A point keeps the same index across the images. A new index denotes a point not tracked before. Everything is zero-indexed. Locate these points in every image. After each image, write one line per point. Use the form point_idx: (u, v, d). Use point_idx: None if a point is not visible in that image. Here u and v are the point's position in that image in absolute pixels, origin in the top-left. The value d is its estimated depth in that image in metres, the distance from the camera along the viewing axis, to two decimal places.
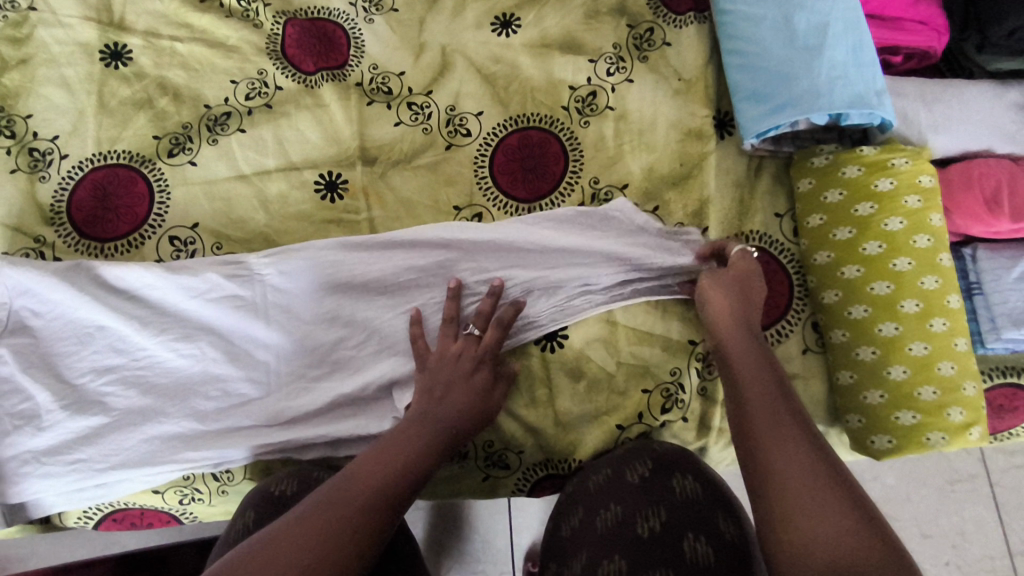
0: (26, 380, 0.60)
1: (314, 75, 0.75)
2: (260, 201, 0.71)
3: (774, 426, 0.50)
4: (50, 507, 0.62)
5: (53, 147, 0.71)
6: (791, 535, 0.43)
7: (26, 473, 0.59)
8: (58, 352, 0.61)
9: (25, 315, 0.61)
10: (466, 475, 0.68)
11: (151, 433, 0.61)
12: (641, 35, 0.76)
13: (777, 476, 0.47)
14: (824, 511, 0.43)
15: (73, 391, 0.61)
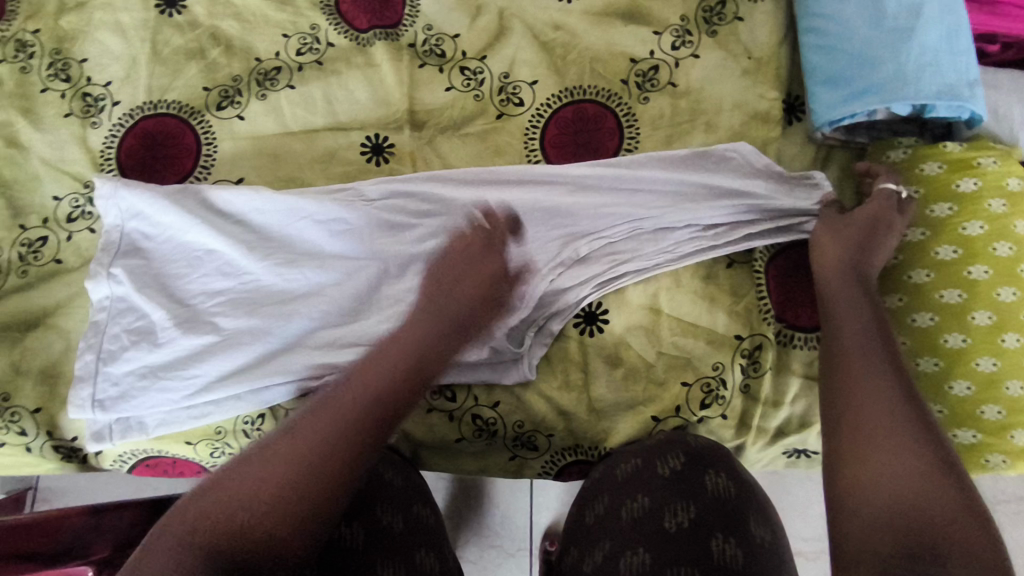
0: (142, 297, 0.63)
1: (367, 33, 0.73)
2: (306, 160, 0.70)
3: (866, 376, 0.49)
4: (151, 429, 0.63)
5: (106, 93, 0.71)
6: (855, 489, 0.44)
7: (142, 386, 0.61)
8: (124, 289, 0.64)
9: (136, 237, 0.66)
10: (492, 452, 0.66)
11: (222, 362, 0.62)
12: (712, 8, 0.72)
13: (856, 422, 0.47)
14: (904, 466, 0.43)
15: (139, 326, 0.63)
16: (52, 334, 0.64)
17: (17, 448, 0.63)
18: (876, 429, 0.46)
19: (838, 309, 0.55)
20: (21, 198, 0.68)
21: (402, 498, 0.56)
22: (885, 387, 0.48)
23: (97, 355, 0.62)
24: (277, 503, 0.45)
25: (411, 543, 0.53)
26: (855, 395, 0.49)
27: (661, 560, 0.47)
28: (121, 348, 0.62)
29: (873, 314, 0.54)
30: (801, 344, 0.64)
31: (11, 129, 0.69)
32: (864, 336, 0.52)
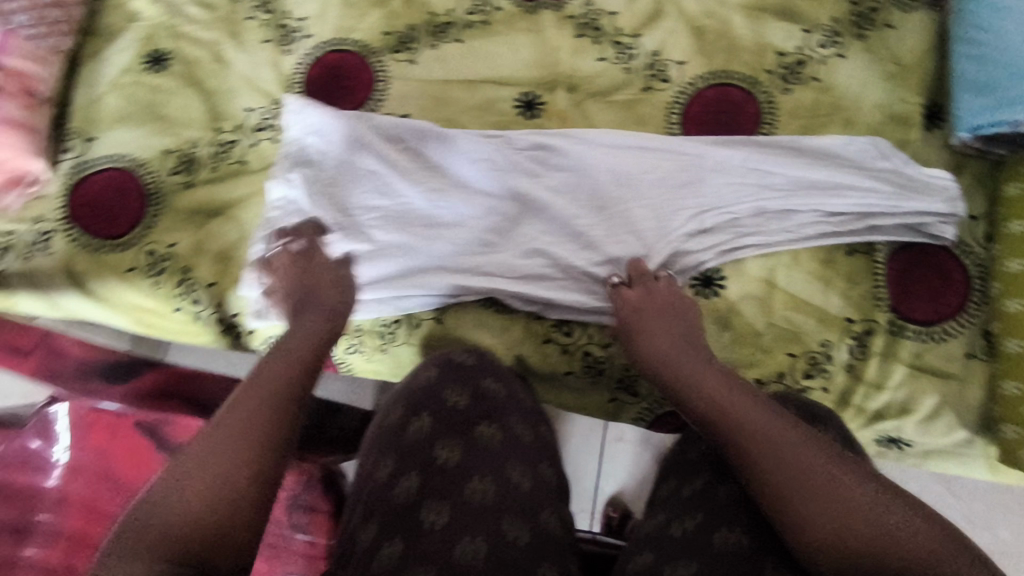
0: (308, 203, 0.70)
1: (533, 1, 0.80)
2: (464, 107, 0.77)
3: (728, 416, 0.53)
4: None
5: (300, 27, 0.80)
6: (812, 509, 0.46)
7: None
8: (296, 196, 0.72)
9: (309, 150, 0.72)
10: (594, 392, 0.72)
11: (375, 269, 0.70)
12: (863, 14, 0.75)
13: (756, 443, 0.50)
14: (828, 474, 0.47)
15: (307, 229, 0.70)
16: (229, 223, 0.74)
17: (189, 315, 0.73)
18: (806, 458, 0.48)
19: (692, 370, 0.59)
20: (221, 106, 0.78)
21: (530, 413, 0.59)
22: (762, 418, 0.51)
23: (268, 246, 0.71)
24: (177, 497, 0.46)
25: (536, 457, 0.55)
26: (740, 424, 0.52)
27: (729, 505, 0.52)
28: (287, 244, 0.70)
29: (707, 367, 0.59)
30: (911, 335, 0.66)
31: (219, 48, 0.80)
32: (713, 385, 0.56)
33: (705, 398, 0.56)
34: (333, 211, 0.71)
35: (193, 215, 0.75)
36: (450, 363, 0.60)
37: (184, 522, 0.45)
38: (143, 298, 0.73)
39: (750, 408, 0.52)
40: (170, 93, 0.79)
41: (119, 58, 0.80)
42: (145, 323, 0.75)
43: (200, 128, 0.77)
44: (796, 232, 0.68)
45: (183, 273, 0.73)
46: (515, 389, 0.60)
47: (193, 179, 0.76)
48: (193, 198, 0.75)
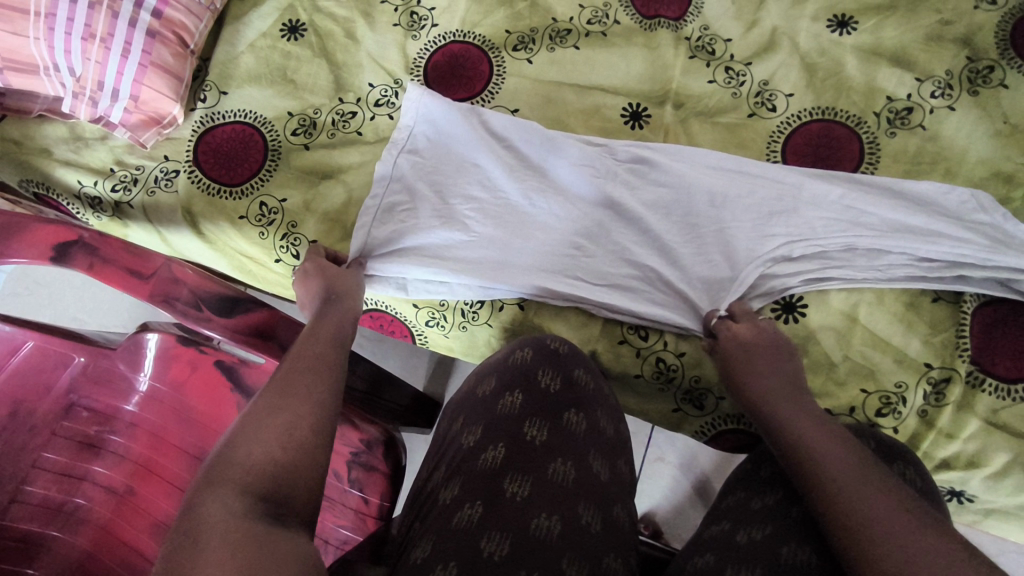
0: (417, 185, 0.76)
1: (651, 19, 0.83)
2: (573, 109, 0.80)
3: (817, 447, 0.55)
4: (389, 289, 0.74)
5: (428, 15, 0.85)
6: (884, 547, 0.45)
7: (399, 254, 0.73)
8: (399, 181, 0.76)
9: (420, 138, 0.77)
10: (660, 398, 0.73)
11: (466, 254, 0.73)
12: (978, 71, 0.76)
13: (837, 470, 0.52)
14: (890, 506, 0.48)
15: (409, 209, 0.75)
16: (338, 187, 0.79)
17: (288, 268, 0.78)
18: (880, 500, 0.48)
19: (787, 402, 0.61)
20: (345, 79, 0.83)
21: (612, 409, 0.61)
22: (852, 455, 0.53)
23: (371, 223, 0.74)
24: (257, 441, 0.46)
25: (618, 450, 0.58)
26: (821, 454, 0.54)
27: (805, 522, 0.53)
28: (390, 220, 0.74)
29: (790, 415, 0.59)
30: (989, 389, 0.65)
31: (351, 25, 0.86)
32: (800, 416, 0.59)
33: (801, 428, 0.58)
34: (434, 196, 0.75)
35: (305, 174, 0.80)
36: (544, 348, 0.63)
37: (262, 455, 0.45)
38: (249, 245, 0.78)
39: (843, 443, 0.55)
40: (301, 61, 0.84)
41: (260, 23, 0.86)
42: (245, 268, 0.82)
43: (323, 95, 0.83)
44: (883, 273, 0.69)
45: (285, 228, 0.77)
46: (600, 385, 0.62)
47: (310, 142, 0.81)
48: (308, 159, 0.80)
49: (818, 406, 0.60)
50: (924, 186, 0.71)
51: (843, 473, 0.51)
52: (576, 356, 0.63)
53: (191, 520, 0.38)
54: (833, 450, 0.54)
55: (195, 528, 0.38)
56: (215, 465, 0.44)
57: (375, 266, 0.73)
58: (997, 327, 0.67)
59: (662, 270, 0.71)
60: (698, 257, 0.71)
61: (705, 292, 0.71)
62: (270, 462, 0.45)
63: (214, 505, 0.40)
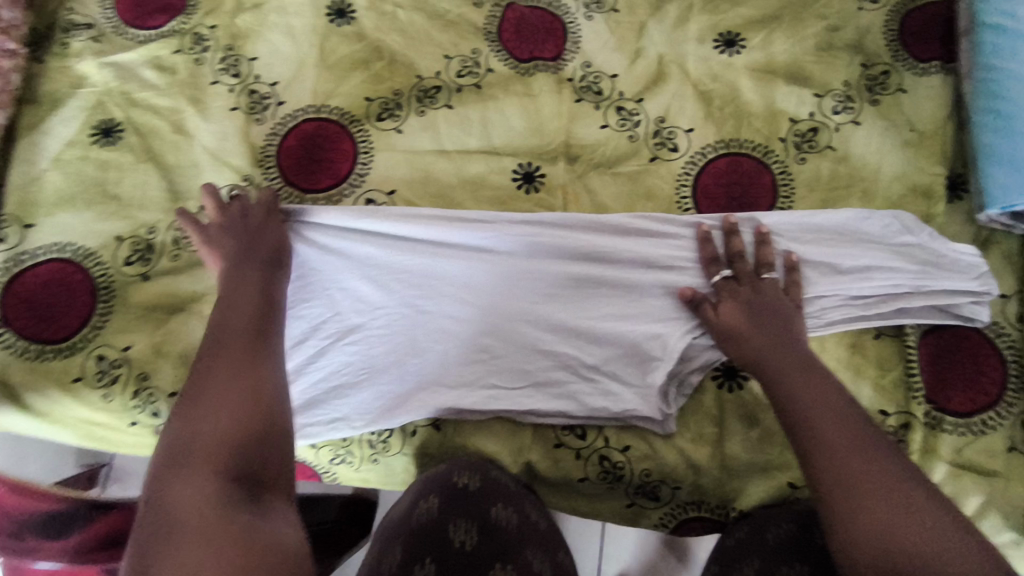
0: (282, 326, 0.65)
1: (527, 63, 0.75)
2: (458, 180, 0.70)
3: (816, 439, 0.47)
4: None
5: (271, 92, 0.72)
6: (871, 517, 0.42)
7: None
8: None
9: None
10: (610, 497, 0.65)
11: (360, 383, 0.64)
12: (874, 77, 0.72)
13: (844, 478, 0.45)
14: (891, 484, 0.43)
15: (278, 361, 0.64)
16: (196, 320, 0.65)
17: (147, 429, 0.63)
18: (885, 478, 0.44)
19: (777, 371, 0.53)
20: (181, 184, 0.69)
21: (544, 542, 0.55)
22: (858, 446, 0.46)
23: None
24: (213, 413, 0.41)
25: None
26: (816, 450, 0.47)
27: None
28: None
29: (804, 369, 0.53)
30: (950, 428, 0.61)
31: (179, 116, 0.71)
32: (795, 379, 0.52)
33: (804, 407, 0.50)
34: (306, 334, 0.65)
35: (150, 310, 0.66)
36: (450, 490, 0.55)
37: (230, 428, 0.41)
38: (93, 412, 0.63)
39: (834, 434, 0.47)
40: (123, 169, 0.70)
41: (63, 130, 0.71)
42: (95, 438, 0.65)
43: (158, 209, 0.68)
44: (822, 316, 0.63)
45: (136, 382, 0.63)
46: (524, 514, 0.56)
47: (150, 271, 0.67)
48: (151, 292, 0.66)
49: (807, 374, 0.52)
50: (841, 214, 0.66)
51: (848, 444, 0.46)
52: (486, 492, 0.55)
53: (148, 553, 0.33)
54: (838, 413, 0.48)
55: (163, 553, 0.33)
56: (174, 452, 0.39)
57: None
58: (956, 350, 0.63)
59: (585, 358, 0.63)
60: (622, 331, 0.63)
61: (637, 372, 0.62)
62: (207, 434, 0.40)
63: (182, 497, 0.36)
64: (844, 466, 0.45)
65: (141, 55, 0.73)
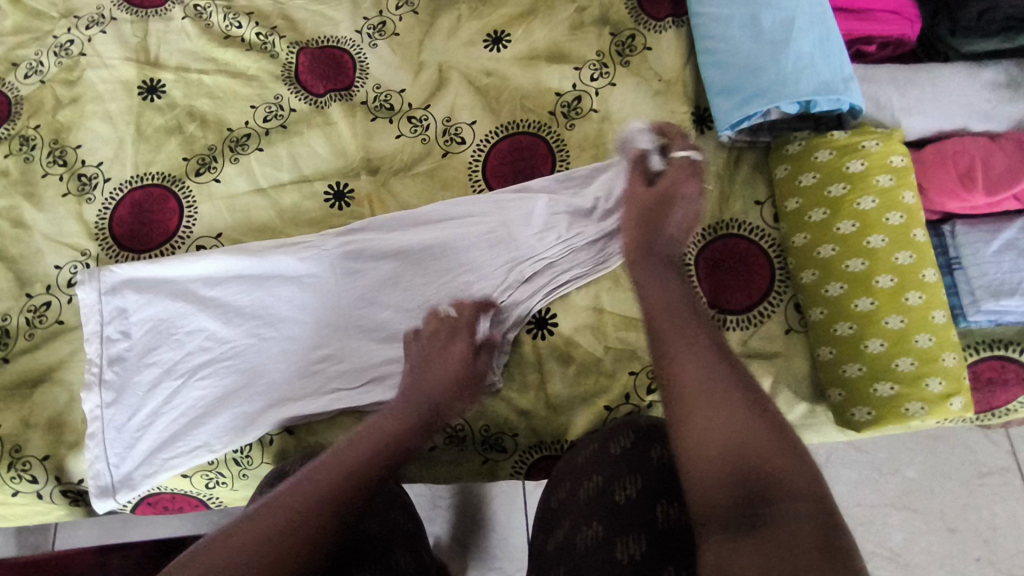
0: (134, 374, 0.70)
1: (324, 96, 0.83)
2: (276, 212, 0.78)
3: (679, 366, 0.53)
4: (145, 485, 0.68)
5: (97, 172, 0.80)
6: (693, 433, 0.49)
7: (148, 453, 0.68)
8: (114, 392, 0.69)
9: (113, 316, 0.71)
10: (465, 458, 0.72)
11: (216, 412, 0.69)
12: (622, 42, 0.81)
13: (687, 401, 0.51)
14: (709, 381, 0.51)
15: (136, 409, 0.69)
16: (56, 388, 0.71)
17: (30, 495, 0.69)
18: (708, 383, 0.51)
19: (665, 291, 0.62)
20: (26, 271, 0.76)
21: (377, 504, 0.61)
22: (715, 372, 0.52)
23: (102, 430, 0.68)
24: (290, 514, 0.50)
25: (389, 546, 0.58)
26: (670, 369, 0.54)
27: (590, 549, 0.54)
28: (119, 424, 0.68)
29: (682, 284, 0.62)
30: (733, 325, 0.69)
31: (16, 212, 0.78)
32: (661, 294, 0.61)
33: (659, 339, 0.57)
34: (157, 378, 0.70)
35: (15, 389, 0.71)
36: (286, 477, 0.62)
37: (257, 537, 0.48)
38: None
39: (692, 366, 0.53)
40: None
41: None
42: None
43: (6, 297, 0.74)
44: (606, 259, 0.72)
45: (9, 455, 0.69)
46: None
47: (9, 352, 0.73)
48: (11, 372, 0.72)
49: (666, 293, 0.62)
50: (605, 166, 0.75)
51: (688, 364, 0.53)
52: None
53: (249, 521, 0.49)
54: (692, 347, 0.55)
55: None
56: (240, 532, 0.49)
57: (131, 478, 0.68)
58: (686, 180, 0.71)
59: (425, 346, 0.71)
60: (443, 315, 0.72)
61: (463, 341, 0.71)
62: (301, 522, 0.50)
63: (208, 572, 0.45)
64: (681, 375, 0.52)
65: None
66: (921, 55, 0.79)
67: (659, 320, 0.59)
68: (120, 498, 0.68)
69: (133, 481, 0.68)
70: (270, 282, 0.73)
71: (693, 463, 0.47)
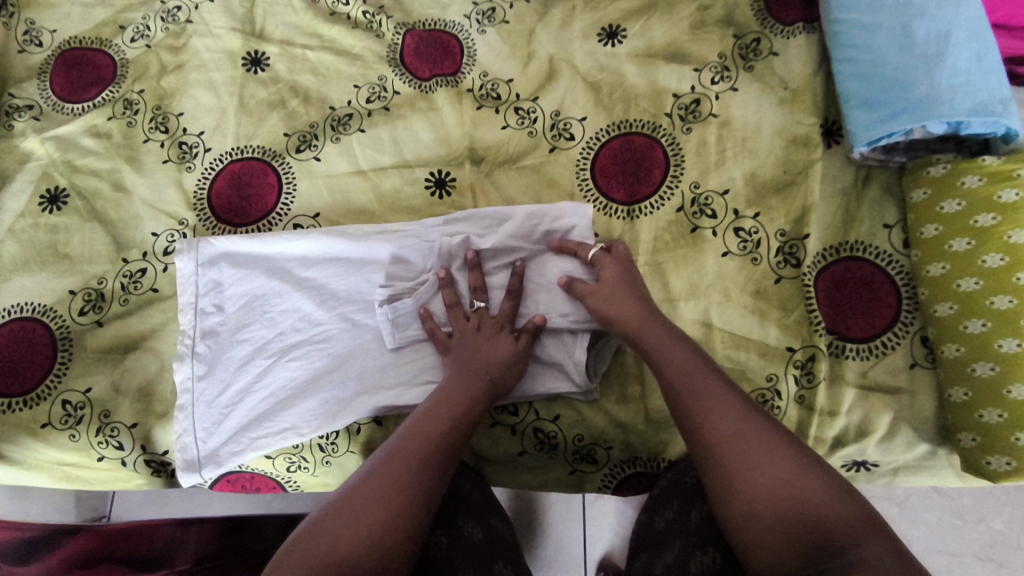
0: (227, 348, 0.68)
1: (429, 81, 0.81)
2: (376, 195, 0.76)
3: (702, 428, 0.51)
4: (228, 462, 0.66)
5: (198, 141, 0.79)
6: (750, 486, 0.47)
7: (235, 432, 0.66)
8: (206, 365, 0.68)
9: (211, 287, 0.70)
10: (553, 466, 0.68)
11: (297, 399, 0.66)
12: (747, 46, 0.77)
13: (722, 462, 0.49)
14: (734, 429, 0.50)
15: (226, 385, 0.67)
16: (149, 356, 0.70)
17: (114, 462, 0.69)
18: (751, 437, 0.49)
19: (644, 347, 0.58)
20: (124, 236, 0.75)
21: (480, 509, 0.60)
22: (733, 430, 0.50)
23: (192, 403, 0.67)
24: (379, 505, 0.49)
25: (490, 556, 0.57)
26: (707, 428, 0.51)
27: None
28: (207, 399, 0.67)
29: (678, 340, 0.57)
30: (854, 354, 0.65)
31: (117, 175, 0.78)
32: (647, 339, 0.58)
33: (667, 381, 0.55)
34: (247, 356, 0.68)
35: (107, 353, 0.71)
36: None
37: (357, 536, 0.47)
38: (63, 454, 0.68)
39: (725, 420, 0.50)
40: (71, 230, 0.76)
41: (14, 203, 0.77)
42: (68, 477, 0.70)
43: (105, 261, 0.74)
44: (715, 271, 0.69)
45: (99, 419, 0.68)
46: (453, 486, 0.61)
47: (103, 317, 0.72)
48: (106, 336, 0.71)
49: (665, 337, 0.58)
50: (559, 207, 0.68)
51: (719, 424, 0.51)
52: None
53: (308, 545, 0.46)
54: (721, 409, 0.51)
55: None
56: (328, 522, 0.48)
57: (217, 454, 0.66)
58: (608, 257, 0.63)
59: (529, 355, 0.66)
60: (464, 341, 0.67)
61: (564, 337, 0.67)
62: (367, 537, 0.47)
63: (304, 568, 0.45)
64: (716, 414, 0.51)
65: (78, 125, 0.80)
66: None
67: (648, 331, 0.58)
68: (206, 473, 0.66)
69: (218, 457, 0.66)
70: (366, 267, 0.69)
71: (748, 526, 0.46)
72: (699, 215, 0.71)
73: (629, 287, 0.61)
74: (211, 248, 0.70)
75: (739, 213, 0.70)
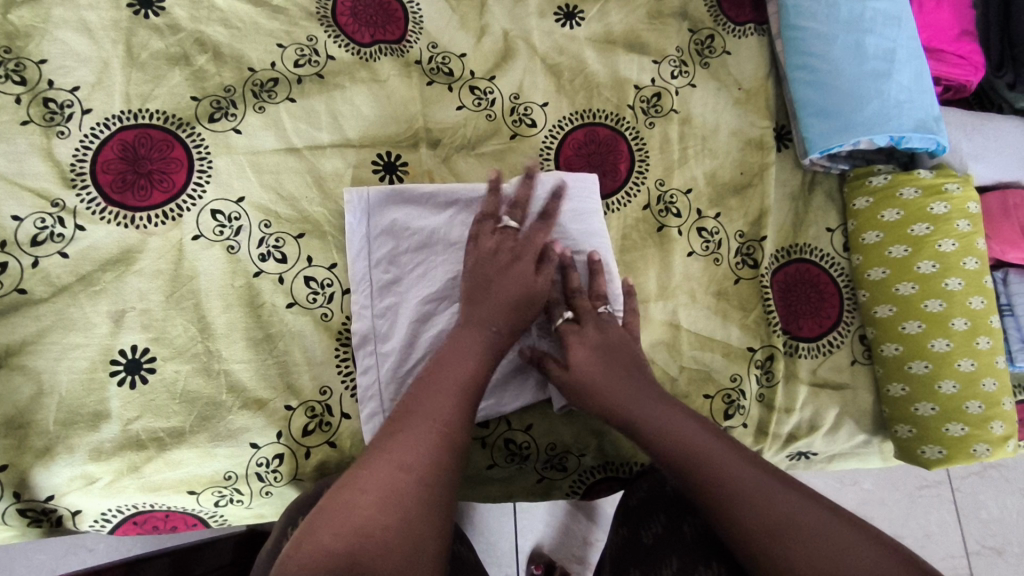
0: (387, 303, 0.62)
1: (370, 47, 0.70)
2: (313, 179, 0.65)
3: (734, 492, 0.45)
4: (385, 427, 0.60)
5: (73, 98, 0.62)
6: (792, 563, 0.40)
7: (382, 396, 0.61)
8: (374, 322, 0.62)
9: (409, 239, 0.63)
10: (521, 477, 0.65)
11: (405, 370, 0.61)
12: (702, 41, 0.77)
13: (766, 528, 0.42)
14: (774, 489, 0.44)
15: (388, 339, 0.62)
16: (18, 377, 0.55)
17: None
18: (784, 504, 0.43)
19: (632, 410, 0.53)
20: None
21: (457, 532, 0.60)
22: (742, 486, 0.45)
23: (369, 361, 0.61)
24: (392, 506, 0.41)
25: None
26: (724, 493, 0.45)
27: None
28: (369, 360, 0.61)
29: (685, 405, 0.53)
30: (805, 353, 0.69)
31: None
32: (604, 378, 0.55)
33: (676, 438, 0.50)
34: (388, 310, 0.62)
35: None
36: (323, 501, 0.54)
37: (360, 530, 0.39)
38: None
39: (768, 494, 0.44)
40: None
41: None
42: None
43: None
44: (679, 274, 0.68)
45: None
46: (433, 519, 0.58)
47: None
48: None
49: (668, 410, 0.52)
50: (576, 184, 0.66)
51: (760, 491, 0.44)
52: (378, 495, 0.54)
53: (303, 546, 0.38)
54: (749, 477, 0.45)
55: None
56: (322, 517, 0.41)
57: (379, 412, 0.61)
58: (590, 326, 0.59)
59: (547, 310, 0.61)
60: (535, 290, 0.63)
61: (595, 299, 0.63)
62: (368, 522, 0.40)
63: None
64: (740, 478, 0.45)
65: None
66: (975, 104, 0.85)
67: (629, 403, 0.54)
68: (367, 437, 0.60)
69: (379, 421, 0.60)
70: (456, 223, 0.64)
71: None
72: (665, 213, 0.70)
73: (619, 361, 0.57)
74: (408, 195, 0.64)
75: (701, 213, 0.71)
